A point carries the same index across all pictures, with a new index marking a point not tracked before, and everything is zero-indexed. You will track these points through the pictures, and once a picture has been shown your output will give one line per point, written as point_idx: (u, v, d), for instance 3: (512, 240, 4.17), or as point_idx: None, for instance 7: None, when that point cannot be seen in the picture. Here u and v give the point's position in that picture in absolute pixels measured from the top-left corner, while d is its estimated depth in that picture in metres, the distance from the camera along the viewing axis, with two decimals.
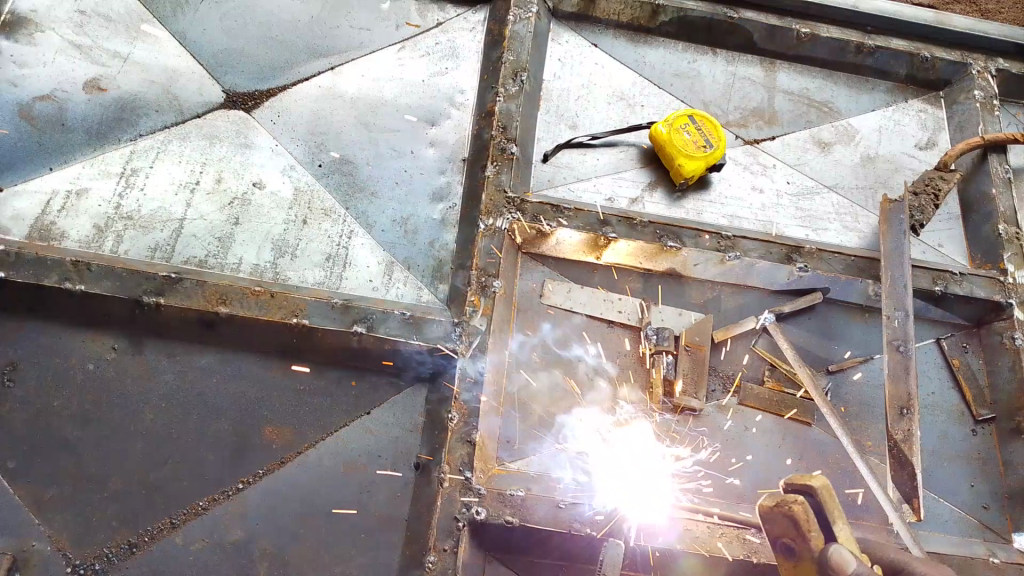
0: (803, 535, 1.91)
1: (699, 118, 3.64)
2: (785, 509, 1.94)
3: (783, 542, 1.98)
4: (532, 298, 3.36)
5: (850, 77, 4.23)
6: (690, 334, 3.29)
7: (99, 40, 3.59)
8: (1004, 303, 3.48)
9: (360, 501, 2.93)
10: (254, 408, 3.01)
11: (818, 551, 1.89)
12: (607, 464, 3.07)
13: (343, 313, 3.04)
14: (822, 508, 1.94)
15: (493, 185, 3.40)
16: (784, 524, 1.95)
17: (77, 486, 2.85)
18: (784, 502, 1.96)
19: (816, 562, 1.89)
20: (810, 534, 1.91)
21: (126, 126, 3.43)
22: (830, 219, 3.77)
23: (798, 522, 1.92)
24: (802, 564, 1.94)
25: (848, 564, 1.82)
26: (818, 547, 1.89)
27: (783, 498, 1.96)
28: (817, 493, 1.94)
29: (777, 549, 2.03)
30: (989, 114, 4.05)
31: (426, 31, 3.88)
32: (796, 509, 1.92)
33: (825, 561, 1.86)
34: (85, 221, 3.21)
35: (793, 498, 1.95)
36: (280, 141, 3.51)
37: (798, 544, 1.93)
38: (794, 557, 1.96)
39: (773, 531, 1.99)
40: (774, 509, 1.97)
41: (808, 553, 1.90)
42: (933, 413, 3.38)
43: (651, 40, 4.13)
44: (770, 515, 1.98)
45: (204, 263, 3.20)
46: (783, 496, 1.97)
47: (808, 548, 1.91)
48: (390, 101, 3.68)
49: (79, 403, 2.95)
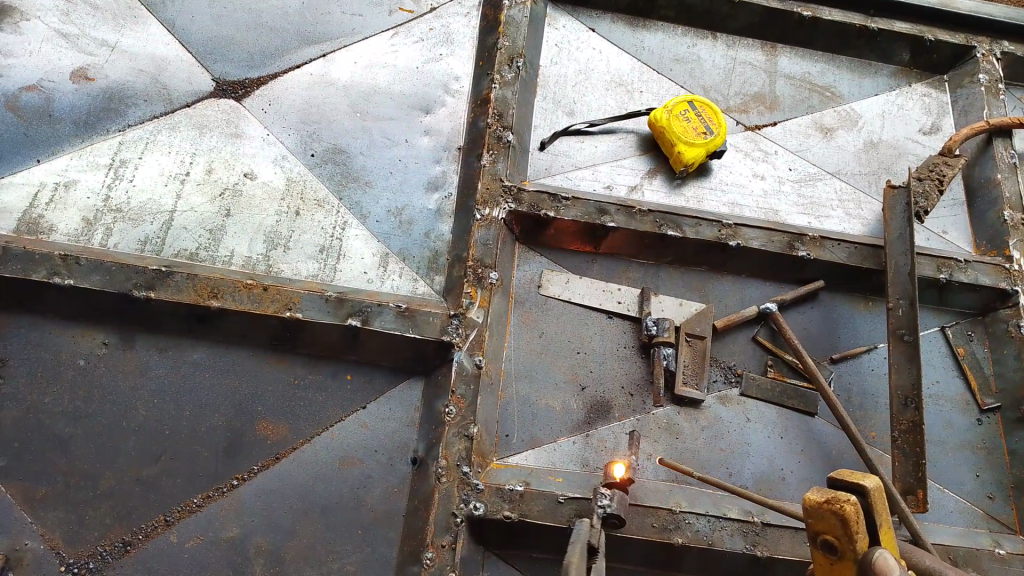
0: (850, 537, 1.75)
1: (699, 104, 3.59)
2: (838, 509, 1.74)
3: (822, 537, 1.83)
4: (530, 289, 3.30)
5: (853, 61, 4.16)
6: (691, 324, 3.22)
7: (86, 28, 3.51)
8: (1010, 290, 3.43)
9: (356, 498, 2.88)
10: (246, 403, 2.96)
11: (861, 553, 1.77)
12: (607, 458, 3.03)
13: (336, 306, 2.98)
14: (870, 507, 1.81)
15: (489, 175, 3.34)
16: (831, 523, 1.77)
17: (68, 484, 2.80)
18: (836, 500, 1.77)
19: (859, 563, 1.77)
20: (857, 535, 1.76)
21: (114, 116, 3.36)
22: (833, 206, 3.71)
23: (848, 522, 1.75)
24: (840, 562, 1.82)
25: (893, 569, 1.72)
26: (861, 549, 1.76)
27: (835, 495, 1.76)
28: (869, 492, 1.79)
29: (811, 542, 1.89)
30: (994, 98, 3.98)
31: (421, 16, 3.80)
32: (849, 511, 1.73)
33: (869, 565, 1.74)
34: (73, 214, 3.15)
35: (846, 497, 1.76)
36: (272, 130, 3.44)
37: (842, 542, 1.78)
38: (831, 553, 1.83)
39: (813, 525, 1.83)
40: (823, 506, 1.78)
41: (851, 553, 1.77)
42: (937, 402, 3.33)
43: (649, 25, 4.06)
44: (815, 510, 1.80)
45: (195, 256, 3.14)
46: (835, 493, 1.78)
47: (852, 549, 1.77)
48: (384, 89, 3.60)
49: (69, 399, 2.90)
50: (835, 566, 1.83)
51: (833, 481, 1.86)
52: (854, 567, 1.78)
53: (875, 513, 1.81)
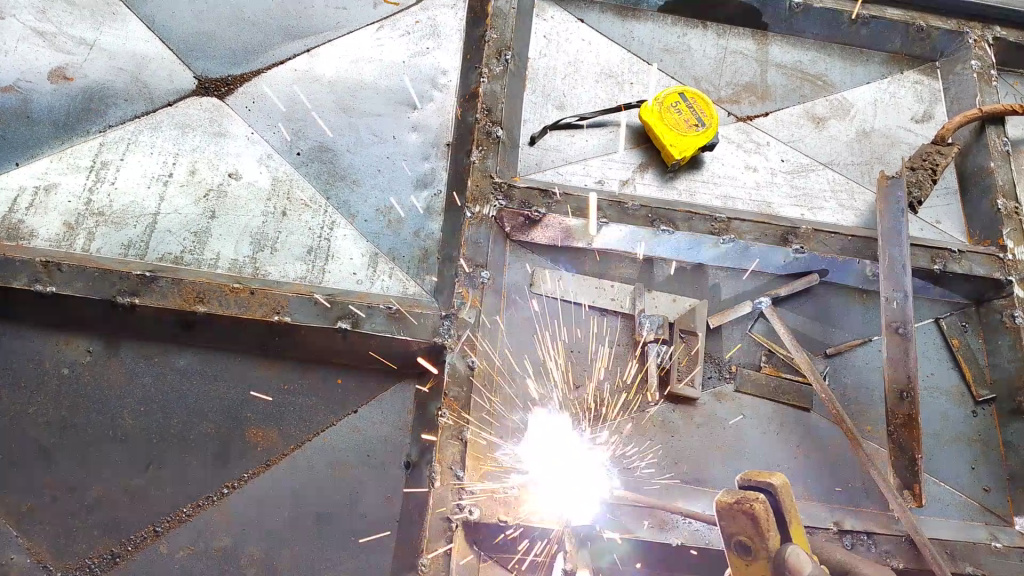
0: (761, 535, 1.75)
1: (691, 95, 3.53)
2: (748, 507, 1.76)
3: (736, 539, 1.81)
4: (522, 287, 3.26)
5: (844, 48, 4.11)
6: (685, 321, 3.20)
7: (63, 26, 3.42)
8: (1005, 281, 3.41)
9: (349, 503, 2.85)
10: (236, 409, 2.92)
11: (774, 551, 1.74)
12: (603, 457, 3.01)
13: (326, 309, 2.94)
14: (779, 506, 1.80)
15: (479, 171, 3.29)
16: (742, 522, 1.78)
17: (56, 496, 2.76)
18: (745, 499, 1.78)
19: (771, 562, 1.74)
20: (767, 534, 1.75)
21: (95, 117, 3.28)
22: (826, 197, 3.67)
23: (758, 519, 1.76)
24: (755, 563, 1.78)
25: (805, 565, 1.66)
26: (773, 547, 1.74)
27: (745, 494, 1.77)
28: (776, 491, 1.80)
29: (726, 547, 1.87)
30: (987, 84, 3.94)
31: (406, 9, 3.72)
32: (758, 508, 1.75)
33: (782, 562, 1.68)
34: (54, 218, 3.08)
35: (755, 496, 1.77)
36: (256, 129, 3.37)
37: (754, 542, 1.77)
38: (745, 556, 1.82)
39: (726, 526, 1.83)
40: (733, 506, 1.79)
41: (763, 552, 1.75)
42: (932, 395, 3.32)
43: (639, 14, 3.99)
44: (726, 511, 1.80)
45: (180, 260, 3.08)
46: (744, 492, 1.79)
47: (765, 547, 1.75)
48: (369, 84, 3.53)
49: (55, 409, 2.84)
50: (750, 570, 1.81)
51: (742, 484, 1.87)
52: (767, 568, 1.75)
53: (784, 512, 1.81)
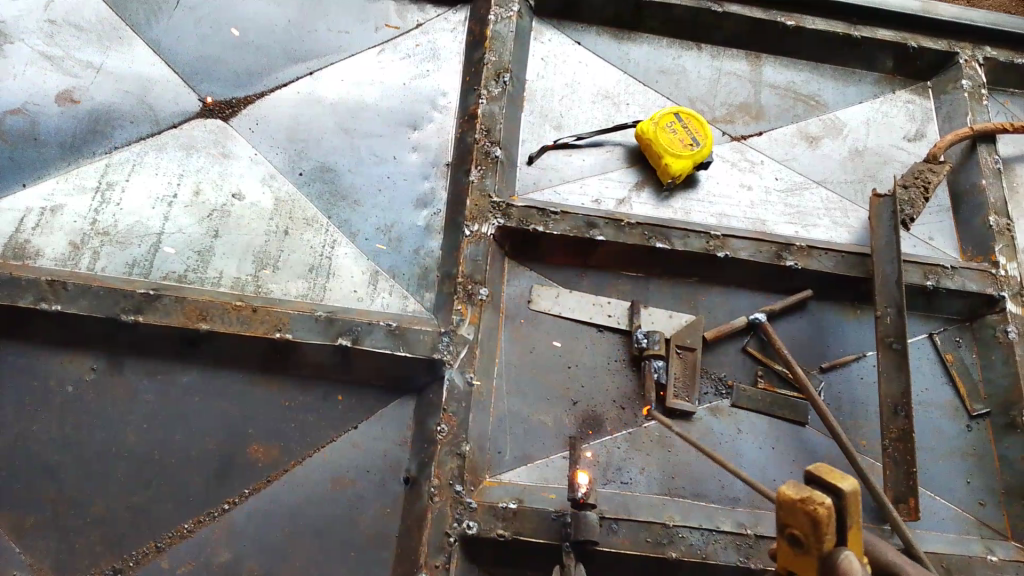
0: (818, 537, 1.70)
1: (685, 116, 3.62)
2: (811, 510, 1.68)
3: (791, 531, 1.77)
4: (520, 304, 3.32)
5: (837, 69, 4.18)
6: (681, 336, 3.25)
7: (70, 50, 3.50)
8: (996, 296, 3.46)
9: (348, 519, 2.88)
10: (238, 426, 2.95)
11: (826, 552, 1.71)
12: (600, 472, 3.03)
13: (327, 326, 3.00)
14: (845, 509, 1.71)
15: (478, 190, 3.36)
16: (802, 521, 1.71)
17: (59, 512, 2.79)
18: (810, 500, 1.69)
19: (822, 560, 1.72)
20: (825, 536, 1.69)
21: (101, 138, 3.35)
22: (820, 215, 3.72)
23: (818, 523, 1.68)
24: (804, 557, 1.76)
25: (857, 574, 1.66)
26: (828, 549, 1.70)
27: (811, 496, 1.69)
28: (846, 496, 1.70)
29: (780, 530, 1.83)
30: (978, 103, 4.02)
31: (406, 32, 3.83)
32: (822, 513, 1.67)
33: (832, 567, 1.69)
34: (60, 238, 3.13)
35: (820, 499, 1.69)
36: (260, 149, 3.44)
37: (809, 539, 1.72)
38: (797, 546, 1.78)
39: (784, 518, 1.77)
40: (797, 504, 1.71)
41: (817, 552, 1.72)
42: (927, 410, 3.35)
43: (634, 37, 4.07)
44: (788, 506, 1.73)
45: (183, 278, 3.13)
46: (811, 492, 1.70)
47: (819, 549, 1.71)
48: (370, 105, 3.61)
49: (59, 426, 2.88)
50: (798, 559, 1.79)
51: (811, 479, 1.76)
52: (816, 564, 1.73)
53: (848, 515, 1.73)
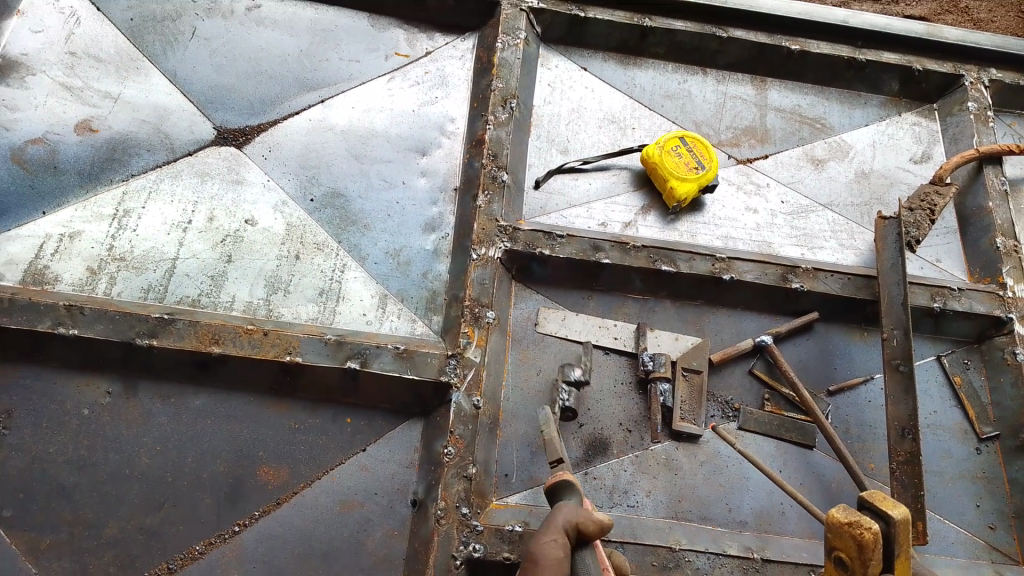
0: (864, 561, 1.86)
1: (690, 140, 3.67)
2: (858, 535, 1.84)
3: (837, 553, 1.93)
4: (527, 327, 3.36)
5: (842, 92, 4.21)
6: (687, 359, 3.29)
7: (90, 81, 3.60)
8: (1004, 318, 3.46)
9: (356, 541, 2.90)
10: (249, 448, 3.00)
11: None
12: (606, 495, 3.05)
13: (336, 349, 3.05)
14: (893, 537, 1.91)
15: (485, 215, 3.41)
16: (848, 544, 1.87)
17: (74, 533, 2.83)
18: (857, 525, 1.87)
19: None
20: (870, 561, 1.86)
21: (118, 167, 3.44)
22: (826, 237, 3.74)
23: (865, 547, 1.85)
24: None
25: None
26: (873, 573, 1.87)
27: (859, 521, 1.86)
28: (895, 525, 1.89)
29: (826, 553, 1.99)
30: (984, 125, 4.04)
31: (416, 60, 3.91)
32: (868, 539, 1.83)
33: None
34: (78, 264, 3.21)
35: (868, 525, 1.86)
36: (272, 176, 3.52)
37: (855, 563, 1.88)
38: (842, 568, 1.94)
39: (830, 540, 1.94)
40: (844, 527, 1.88)
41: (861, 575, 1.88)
42: (935, 432, 3.34)
43: (640, 62, 4.13)
44: (836, 529, 1.90)
45: (197, 302, 3.20)
46: (859, 518, 1.87)
47: (864, 571, 1.87)
48: (380, 132, 3.68)
49: (75, 448, 2.94)
50: None
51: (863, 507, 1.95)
52: None
53: (896, 544, 1.91)
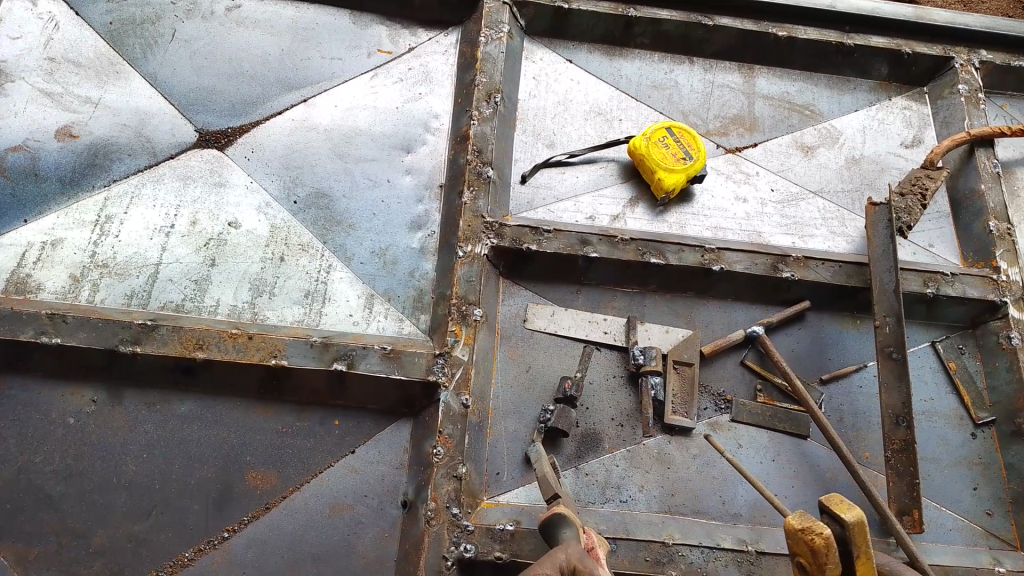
0: (819, 563, 2.03)
1: (677, 130, 3.62)
2: (809, 540, 2.02)
3: (800, 556, 2.11)
4: (516, 323, 3.32)
5: (831, 78, 4.16)
6: (678, 351, 3.24)
7: (69, 86, 3.57)
8: (999, 302, 3.42)
9: (347, 544, 2.88)
10: (236, 453, 2.98)
11: None
12: (598, 490, 3.02)
13: (322, 351, 3.02)
14: (850, 539, 2.04)
15: (471, 211, 3.37)
16: (804, 548, 2.05)
17: (62, 543, 2.81)
18: (809, 530, 2.04)
19: None
20: (827, 564, 2.02)
21: (100, 172, 3.41)
22: (817, 225, 3.70)
23: (818, 551, 2.02)
24: None
25: None
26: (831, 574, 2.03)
27: (810, 527, 2.03)
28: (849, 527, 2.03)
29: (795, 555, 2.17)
30: (975, 107, 3.99)
31: (398, 57, 3.87)
32: (818, 542, 2.01)
33: None
34: (60, 272, 3.18)
35: (818, 530, 2.03)
36: (255, 178, 3.48)
37: (813, 565, 2.06)
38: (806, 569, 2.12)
39: (791, 545, 2.12)
40: (799, 533, 2.06)
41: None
42: (931, 419, 3.30)
43: (625, 53, 4.09)
44: (793, 534, 2.08)
45: (181, 307, 3.17)
46: (811, 523, 2.04)
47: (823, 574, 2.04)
48: (364, 130, 3.65)
49: (61, 458, 2.92)
50: None
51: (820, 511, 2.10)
52: None
53: (855, 546, 2.04)
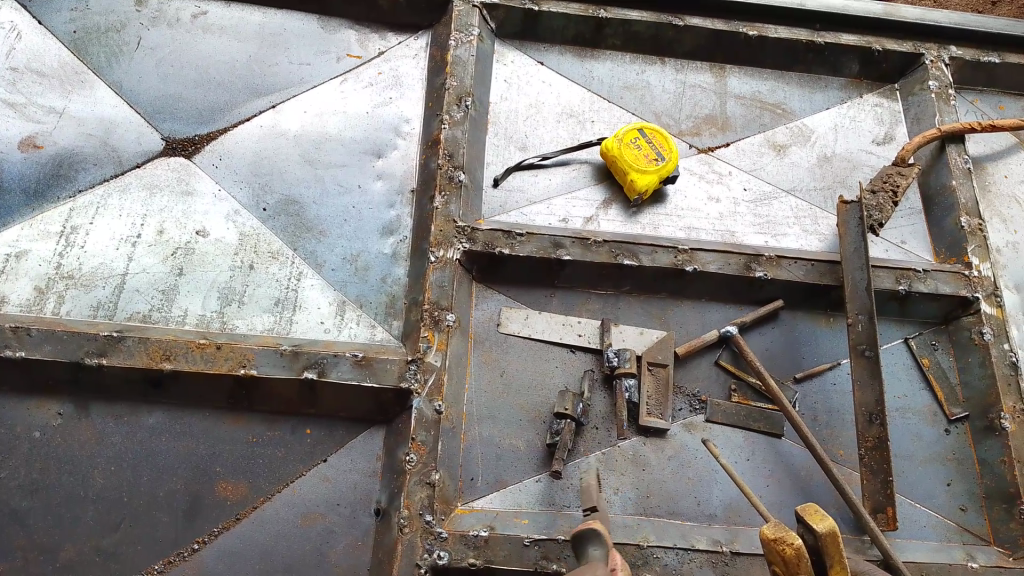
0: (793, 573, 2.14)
1: (648, 131, 3.62)
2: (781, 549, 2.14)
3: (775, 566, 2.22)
4: (489, 328, 3.30)
5: (802, 76, 4.17)
6: (653, 353, 3.24)
7: (33, 96, 3.51)
8: (971, 298, 3.44)
9: (318, 555, 2.84)
10: (205, 464, 2.94)
11: None
12: (573, 495, 3.00)
13: (292, 360, 2.98)
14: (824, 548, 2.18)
15: (442, 215, 3.34)
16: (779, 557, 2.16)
17: (28, 560, 2.76)
18: (781, 540, 2.15)
19: None
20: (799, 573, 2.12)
21: (65, 182, 3.36)
22: (789, 224, 3.70)
23: (789, 561, 2.13)
24: None
25: None
26: None
27: (781, 537, 2.14)
28: (821, 537, 2.17)
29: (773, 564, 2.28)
30: (946, 103, 4.01)
31: (368, 61, 3.84)
32: (788, 553, 2.12)
33: None
34: (25, 283, 3.13)
35: (789, 541, 2.14)
36: (223, 186, 3.44)
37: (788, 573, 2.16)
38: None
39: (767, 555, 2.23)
40: (773, 543, 2.17)
41: None
42: (905, 416, 3.31)
43: (597, 55, 4.08)
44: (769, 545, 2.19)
45: (148, 318, 3.13)
46: (784, 534, 2.15)
47: None
48: (334, 136, 3.62)
49: (26, 473, 2.87)
50: None
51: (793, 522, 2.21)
52: None
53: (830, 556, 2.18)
